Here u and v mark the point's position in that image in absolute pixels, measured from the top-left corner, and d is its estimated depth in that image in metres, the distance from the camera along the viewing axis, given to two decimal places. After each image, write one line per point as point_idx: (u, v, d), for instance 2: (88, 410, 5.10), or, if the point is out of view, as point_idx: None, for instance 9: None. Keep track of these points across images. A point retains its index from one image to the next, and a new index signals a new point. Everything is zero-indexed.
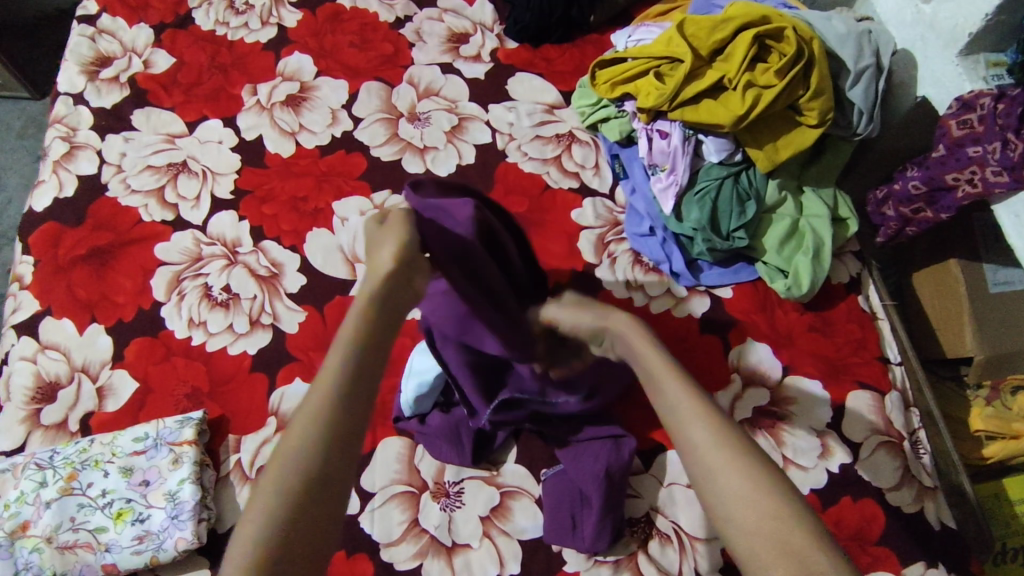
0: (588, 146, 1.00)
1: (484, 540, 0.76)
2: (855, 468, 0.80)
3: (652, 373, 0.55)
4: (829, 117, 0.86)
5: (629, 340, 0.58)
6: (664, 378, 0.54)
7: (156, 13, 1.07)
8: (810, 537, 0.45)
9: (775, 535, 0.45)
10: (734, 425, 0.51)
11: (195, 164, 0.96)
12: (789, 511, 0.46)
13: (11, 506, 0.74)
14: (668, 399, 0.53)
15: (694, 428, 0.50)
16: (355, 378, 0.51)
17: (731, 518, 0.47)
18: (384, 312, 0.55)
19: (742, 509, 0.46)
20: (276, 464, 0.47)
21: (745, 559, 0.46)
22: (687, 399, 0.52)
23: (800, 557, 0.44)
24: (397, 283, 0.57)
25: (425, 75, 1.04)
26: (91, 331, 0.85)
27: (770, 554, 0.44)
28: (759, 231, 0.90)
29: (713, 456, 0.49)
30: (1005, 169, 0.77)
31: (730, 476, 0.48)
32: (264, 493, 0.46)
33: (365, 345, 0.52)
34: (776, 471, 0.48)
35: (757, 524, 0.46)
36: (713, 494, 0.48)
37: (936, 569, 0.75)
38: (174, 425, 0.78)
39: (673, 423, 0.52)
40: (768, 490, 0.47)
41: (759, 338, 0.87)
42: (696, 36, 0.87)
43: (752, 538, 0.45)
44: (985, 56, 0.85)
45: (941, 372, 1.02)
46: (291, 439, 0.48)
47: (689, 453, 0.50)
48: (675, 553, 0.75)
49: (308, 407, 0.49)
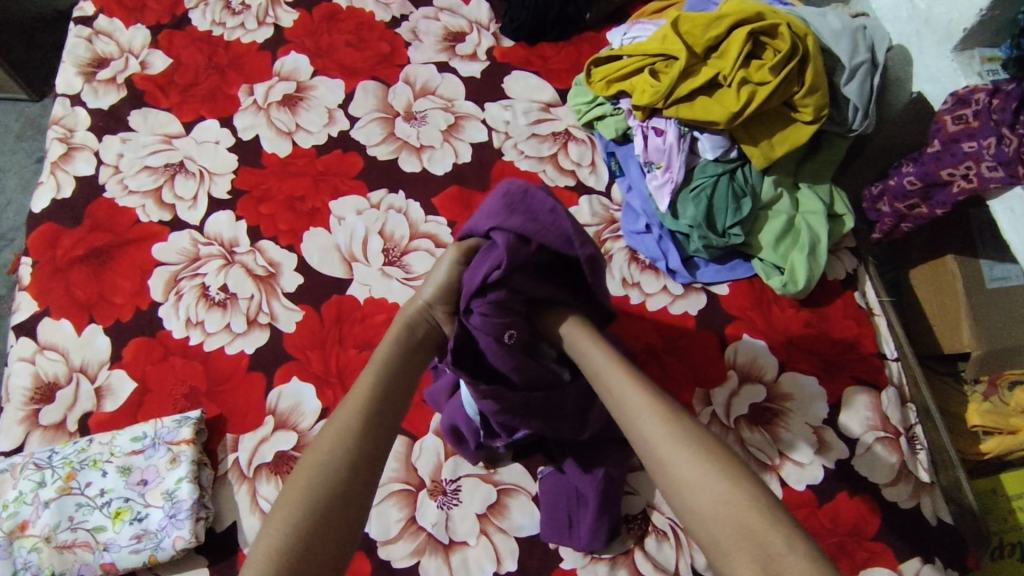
0: (584, 144, 1.00)
1: (481, 537, 0.76)
2: (852, 464, 0.80)
3: (608, 377, 0.60)
4: (823, 113, 0.86)
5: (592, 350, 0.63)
6: (623, 383, 0.59)
7: (153, 14, 1.07)
8: (766, 515, 0.47)
9: (727, 513, 0.48)
10: (689, 419, 0.55)
11: (192, 164, 0.96)
12: (740, 493, 0.49)
13: (10, 506, 0.74)
14: (626, 403, 0.57)
15: (649, 426, 0.55)
16: (371, 401, 0.60)
17: (687, 504, 0.50)
18: (404, 349, 0.66)
19: (696, 495, 0.50)
20: (306, 468, 0.55)
21: (705, 542, 0.48)
22: (643, 400, 0.57)
23: (751, 532, 0.46)
24: (422, 337, 0.68)
25: (421, 73, 1.04)
26: (89, 331, 0.85)
27: (724, 533, 0.47)
28: (755, 228, 0.90)
29: (666, 449, 0.53)
30: (1000, 163, 0.78)
31: (686, 466, 0.51)
32: (297, 491, 0.53)
33: (387, 373, 0.63)
34: (729, 456, 0.52)
35: (712, 509, 0.49)
36: (672, 484, 0.52)
37: (932, 564, 0.75)
38: (172, 425, 0.78)
39: (632, 425, 0.56)
40: (719, 474, 0.50)
41: (756, 334, 0.87)
42: (691, 33, 0.87)
43: (707, 520, 0.49)
44: (979, 51, 0.85)
45: (939, 367, 1.01)
46: (316, 453, 0.56)
47: (649, 450, 0.54)
48: (672, 550, 0.75)
49: (335, 423, 0.58)
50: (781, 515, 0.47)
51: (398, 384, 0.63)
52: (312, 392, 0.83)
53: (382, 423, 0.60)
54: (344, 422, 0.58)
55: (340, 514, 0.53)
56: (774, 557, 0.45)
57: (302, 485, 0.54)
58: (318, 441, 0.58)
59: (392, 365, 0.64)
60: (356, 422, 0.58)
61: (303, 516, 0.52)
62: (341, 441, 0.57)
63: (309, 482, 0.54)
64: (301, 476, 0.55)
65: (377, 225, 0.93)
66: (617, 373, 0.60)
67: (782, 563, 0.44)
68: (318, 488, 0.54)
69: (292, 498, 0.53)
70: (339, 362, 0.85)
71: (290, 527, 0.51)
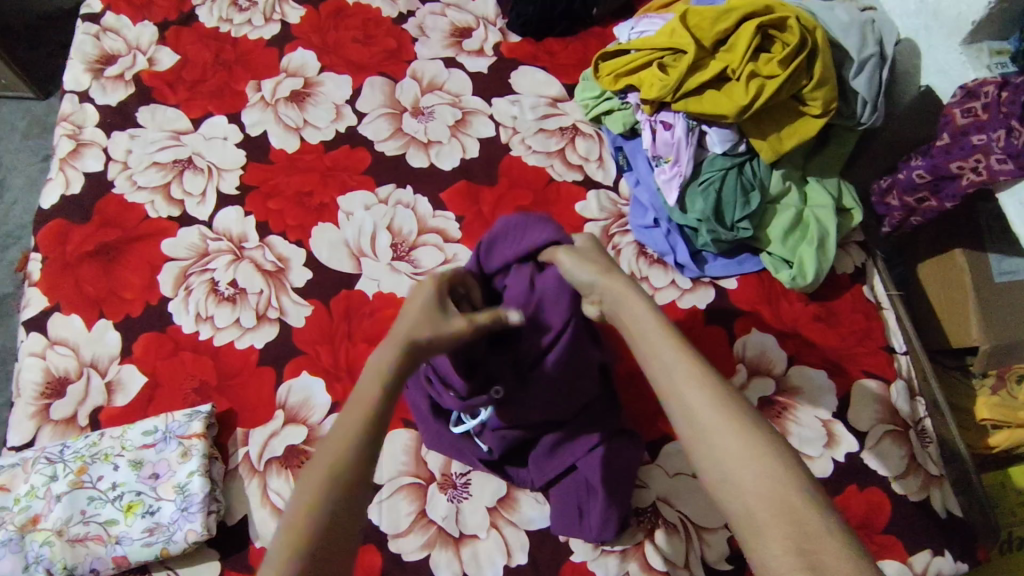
0: (591, 139, 1.00)
1: (491, 530, 0.76)
2: (862, 456, 0.80)
3: (651, 337, 0.56)
4: (832, 106, 0.86)
5: (631, 312, 0.59)
6: (665, 345, 0.55)
7: (160, 11, 1.08)
8: (807, 497, 0.45)
9: (768, 491, 0.45)
10: (731, 389, 0.52)
11: (200, 160, 0.96)
12: (784, 470, 0.46)
13: (22, 500, 0.75)
14: (670, 367, 0.53)
15: (690, 391, 0.51)
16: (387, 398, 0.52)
17: (725, 479, 0.47)
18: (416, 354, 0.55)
19: (736, 469, 0.47)
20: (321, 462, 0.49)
21: (737, 518, 0.46)
22: (686, 367, 0.53)
23: (793, 512, 0.44)
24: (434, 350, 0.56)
25: (428, 69, 1.04)
26: (99, 326, 0.85)
27: (764, 511, 0.45)
28: (764, 222, 0.90)
29: (710, 419, 0.49)
30: (1010, 156, 0.77)
31: (724, 436, 0.48)
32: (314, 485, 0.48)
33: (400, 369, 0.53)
34: (771, 432, 0.49)
35: (753, 485, 0.46)
36: (707, 455, 0.49)
37: (942, 557, 0.75)
38: (183, 419, 0.79)
39: (672, 389, 0.52)
40: (760, 448, 0.47)
41: (764, 328, 0.87)
42: (699, 27, 0.87)
43: (746, 496, 0.46)
44: (988, 44, 0.85)
45: (947, 362, 1.01)
46: (332, 450, 0.49)
47: (687, 416, 0.51)
48: (682, 543, 0.76)
49: (348, 418, 0.51)
50: (822, 498, 0.45)
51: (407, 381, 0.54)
52: (322, 385, 0.83)
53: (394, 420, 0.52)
54: (358, 414, 0.51)
55: (353, 519, 0.48)
56: (816, 539, 0.43)
57: (318, 483, 0.48)
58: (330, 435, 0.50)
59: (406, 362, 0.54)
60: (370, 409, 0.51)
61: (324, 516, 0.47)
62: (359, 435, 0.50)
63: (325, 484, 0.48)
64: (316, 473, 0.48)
65: (385, 220, 0.93)
66: (658, 336, 0.56)
67: (822, 547, 0.42)
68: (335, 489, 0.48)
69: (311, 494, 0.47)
70: (349, 357, 0.85)
71: (311, 531, 0.46)
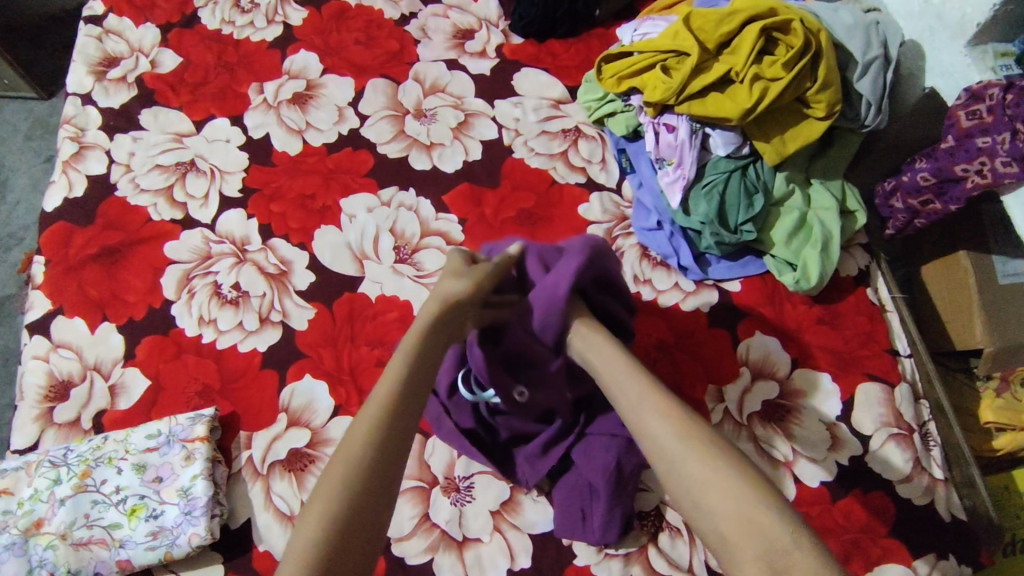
0: (594, 140, 1.00)
1: (494, 533, 0.76)
2: (865, 460, 0.80)
3: (618, 377, 0.60)
4: (836, 109, 0.85)
5: (597, 354, 0.63)
6: (630, 384, 0.59)
7: (162, 13, 1.08)
8: (775, 516, 0.48)
9: (738, 516, 0.48)
10: (697, 419, 0.55)
11: (203, 163, 0.96)
12: (751, 494, 0.49)
13: (26, 503, 0.75)
14: (636, 403, 0.57)
15: (657, 427, 0.55)
16: (395, 408, 0.56)
17: (699, 506, 0.50)
18: (440, 325, 0.62)
19: (706, 496, 0.50)
20: (341, 460, 0.52)
21: (715, 541, 0.49)
22: (652, 404, 0.56)
23: (760, 532, 0.47)
24: (459, 315, 0.63)
25: (431, 71, 1.04)
26: (102, 330, 0.85)
27: (734, 534, 0.48)
28: (767, 225, 0.90)
29: (677, 450, 0.53)
30: (1015, 159, 0.77)
31: (692, 466, 0.52)
32: (332, 483, 0.51)
33: (412, 373, 0.58)
34: (735, 457, 0.52)
35: (724, 510, 0.49)
36: (680, 484, 0.52)
37: (946, 561, 0.75)
38: (186, 422, 0.78)
39: (641, 426, 0.56)
40: (728, 476, 0.50)
41: (768, 330, 0.87)
42: (702, 29, 0.87)
43: (719, 522, 0.49)
44: (993, 46, 0.85)
45: (951, 364, 1.01)
46: (352, 443, 0.53)
47: (657, 450, 0.54)
48: (685, 547, 0.75)
49: (366, 417, 0.55)
50: (790, 516, 0.48)
51: (430, 363, 0.60)
52: (324, 389, 0.83)
53: (405, 428, 0.56)
54: (372, 411, 0.55)
55: (369, 523, 0.51)
56: (784, 557, 0.46)
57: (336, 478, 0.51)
58: (351, 433, 0.54)
59: (425, 345, 0.60)
60: (389, 401, 0.56)
61: (337, 510, 0.50)
62: (376, 438, 0.54)
63: (341, 480, 0.51)
64: (334, 473, 0.52)
65: (387, 223, 0.93)
66: (625, 377, 0.59)
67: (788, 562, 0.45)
68: (351, 483, 0.51)
69: (330, 488, 0.51)
70: (351, 360, 0.85)
71: (325, 527, 0.49)
